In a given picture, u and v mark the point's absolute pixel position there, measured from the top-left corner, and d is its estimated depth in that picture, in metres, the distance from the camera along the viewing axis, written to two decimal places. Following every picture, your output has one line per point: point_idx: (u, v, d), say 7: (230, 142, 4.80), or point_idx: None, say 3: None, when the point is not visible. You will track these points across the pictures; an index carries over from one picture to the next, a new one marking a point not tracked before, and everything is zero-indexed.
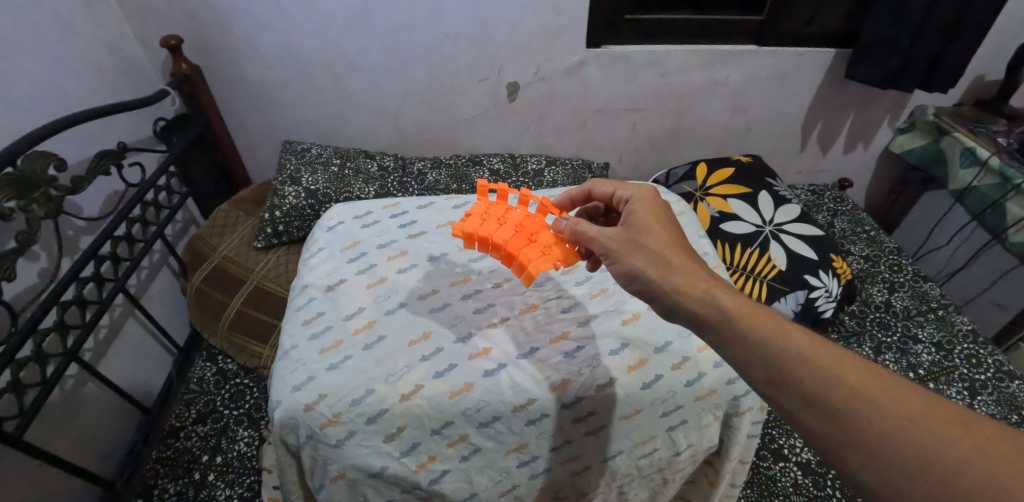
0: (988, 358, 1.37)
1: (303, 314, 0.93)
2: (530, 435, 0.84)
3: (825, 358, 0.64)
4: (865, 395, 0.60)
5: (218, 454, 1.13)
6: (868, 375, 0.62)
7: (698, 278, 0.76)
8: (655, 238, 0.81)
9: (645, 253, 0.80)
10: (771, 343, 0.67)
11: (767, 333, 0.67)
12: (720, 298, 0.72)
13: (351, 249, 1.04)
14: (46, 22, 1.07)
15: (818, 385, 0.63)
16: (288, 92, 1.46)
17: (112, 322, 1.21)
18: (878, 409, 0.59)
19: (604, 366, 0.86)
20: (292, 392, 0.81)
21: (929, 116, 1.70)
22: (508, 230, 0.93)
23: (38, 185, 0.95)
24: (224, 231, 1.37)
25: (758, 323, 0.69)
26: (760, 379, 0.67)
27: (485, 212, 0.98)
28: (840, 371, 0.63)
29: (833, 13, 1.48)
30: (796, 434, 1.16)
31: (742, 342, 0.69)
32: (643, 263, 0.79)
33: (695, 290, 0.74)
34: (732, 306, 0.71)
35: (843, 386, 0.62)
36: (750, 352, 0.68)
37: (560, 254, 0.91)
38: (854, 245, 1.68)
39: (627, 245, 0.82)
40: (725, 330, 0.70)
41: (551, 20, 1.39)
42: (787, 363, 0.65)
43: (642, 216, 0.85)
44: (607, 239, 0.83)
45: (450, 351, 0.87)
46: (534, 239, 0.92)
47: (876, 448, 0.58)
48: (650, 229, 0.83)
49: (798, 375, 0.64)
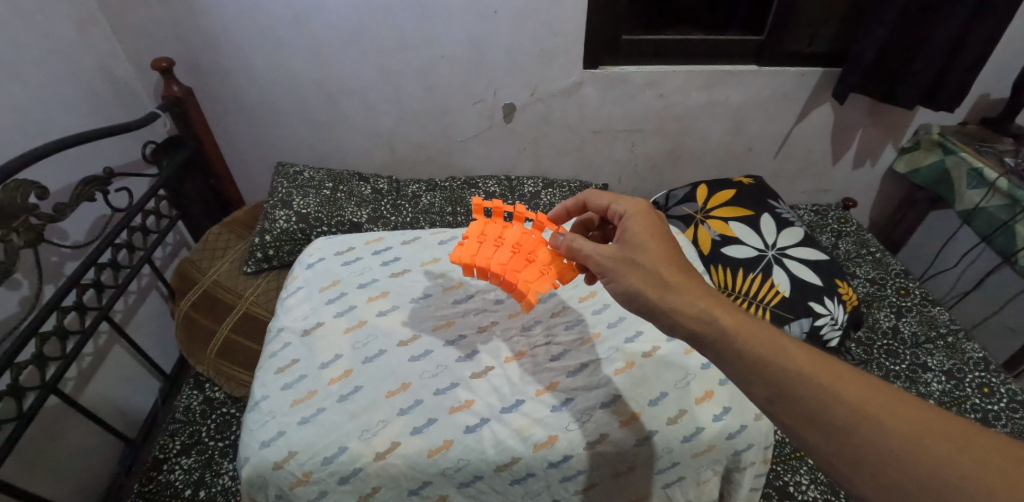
0: (1000, 388, 1.31)
1: (276, 362, 0.90)
2: (516, 494, 0.80)
3: (824, 375, 0.60)
4: (866, 413, 0.56)
5: (201, 489, 1.09)
6: (869, 392, 0.57)
7: (696, 297, 0.71)
8: (650, 256, 0.77)
9: (642, 272, 0.75)
10: (769, 362, 0.62)
11: (764, 352, 0.63)
12: (717, 316, 0.68)
13: (330, 288, 1.02)
14: (32, 44, 1.04)
15: (818, 403, 0.58)
16: (281, 113, 1.44)
17: (96, 351, 1.18)
18: (879, 427, 0.55)
19: (595, 420, 0.82)
20: (260, 448, 0.78)
21: (934, 135, 1.66)
22: (504, 253, 0.91)
23: (15, 214, 0.92)
24: (214, 255, 1.34)
25: (759, 344, 0.64)
26: (761, 397, 0.62)
27: (482, 233, 0.95)
28: (839, 388, 0.58)
29: (837, 33, 1.46)
30: (801, 471, 1.11)
31: (740, 361, 0.64)
32: (642, 283, 0.74)
33: (692, 310, 0.70)
34: (730, 324, 0.67)
35: (844, 405, 0.57)
36: (747, 373, 0.63)
37: (558, 271, 0.89)
38: (859, 268, 1.64)
39: (624, 265, 0.77)
40: (724, 349, 0.66)
41: (547, 41, 1.37)
42: (788, 380, 0.60)
43: (639, 232, 0.80)
44: (604, 257, 0.78)
45: (429, 404, 0.83)
46: (532, 258, 0.90)
47: (880, 465, 0.54)
48: (646, 247, 0.78)
49: (799, 395, 0.59)
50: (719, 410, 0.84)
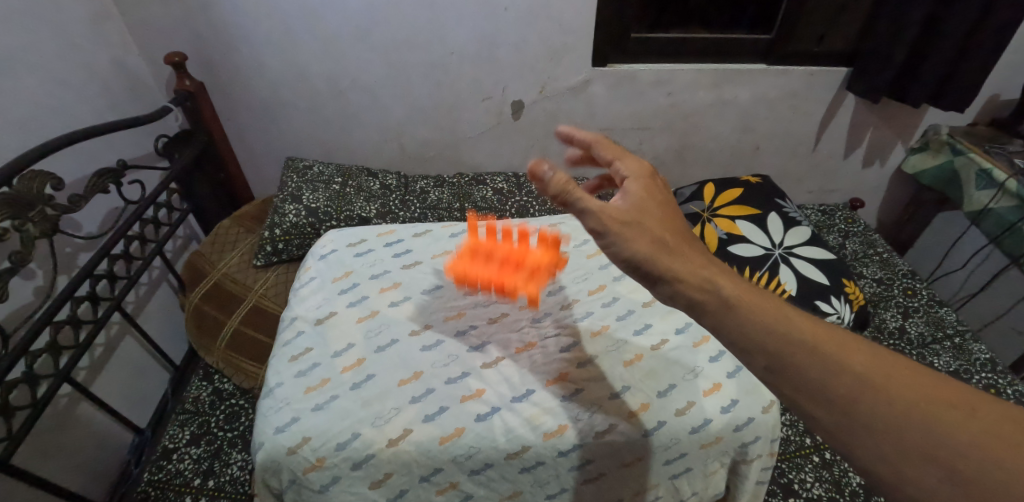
0: (1007, 389, 1.31)
1: (289, 350, 0.91)
2: (525, 482, 0.81)
3: (826, 341, 0.54)
4: (872, 382, 0.51)
5: (210, 478, 1.10)
6: (875, 361, 0.52)
7: (697, 263, 0.65)
8: (655, 224, 0.71)
9: (649, 239, 0.68)
10: (770, 327, 0.56)
11: (763, 317, 0.57)
12: (720, 285, 0.61)
13: (342, 279, 1.03)
14: (49, 38, 1.06)
15: (822, 371, 0.53)
16: (292, 109, 1.46)
17: (108, 341, 1.19)
18: (883, 395, 0.50)
19: (604, 411, 0.82)
20: (275, 434, 0.79)
21: (942, 136, 1.65)
22: (493, 266, 1.06)
23: (33, 205, 0.94)
24: (224, 249, 1.35)
25: (765, 312, 0.57)
26: (760, 365, 0.56)
27: (472, 247, 1.11)
28: (840, 354, 0.53)
29: (845, 33, 1.45)
30: (807, 469, 1.12)
31: (736, 327, 0.58)
32: (647, 250, 0.67)
33: (693, 278, 0.63)
34: (730, 291, 0.60)
35: (846, 372, 0.52)
36: (742, 336, 0.57)
37: (544, 278, 1.05)
38: (866, 268, 1.63)
39: (629, 228, 0.69)
40: (721, 315, 0.59)
41: (556, 39, 1.38)
42: (786, 346, 0.54)
43: (643, 196, 0.74)
44: (610, 215, 0.70)
45: (441, 393, 0.84)
46: (520, 268, 1.06)
47: (882, 435, 0.49)
48: (651, 215, 0.72)
49: (800, 363, 0.54)
50: (727, 402, 0.85)
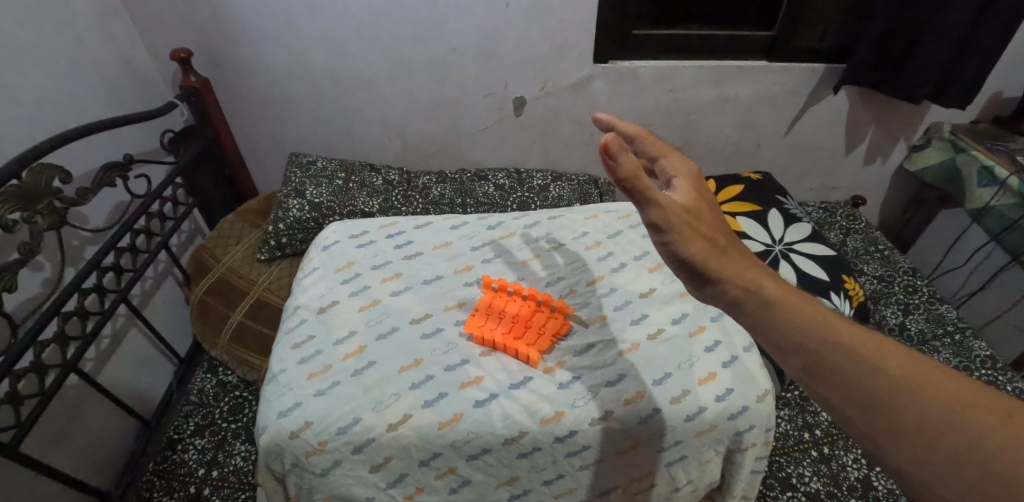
0: (1007, 386, 1.31)
1: (292, 337, 0.92)
2: (522, 468, 0.82)
3: (860, 342, 0.50)
4: (907, 381, 0.47)
5: (214, 468, 1.11)
6: (911, 361, 0.48)
7: (743, 266, 0.59)
8: (707, 222, 0.62)
9: (703, 238, 0.60)
10: (807, 327, 0.53)
11: (801, 319, 0.53)
12: (762, 285, 0.57)
13: (345, 269, 1.04)
14: (57, 33, 1.08)
15: (854, 367, 0.49)
16: (295, 105, 1.47)
17: (114, 333, 1.21)
18: (918, 396, 0.46)
19: (600, 398, 0.84)
20: (278, 418, 0.80)
21: (945, 134, 1.66)
22: (505, 322, 0.93)
23: (42, 197, 0.95)
24: (228, 242, 1.36)
25: (801, 311, 0.54)
26: (795, 365, 0.52)
27: (487, 304, 0.97)
28: (874, 354, 0.49)
29: (846, 30, 1.46)
30: (805, 463, 1.12)
31: (772, 327, 0.54)
32: (702, 251, 0.60)
33: (738, 278, 0.58)
34: (772, 293, 0.56)
35: (880, 372, 0.48)
36: (778, 336, 0.54)
37: (555, 327, 0.93)
38: (867, 265, 1.64)
39: (688, 228, 0.60)
40: (758, 316, 0.56)
41: (557, 35, 1.38)
42: (821, 345, 0.51)
43: (697, 191, 0.63)
44: (672, 215, 0.59)
45: (441, 380, 0.85)
46: (532, 325, 0.93)
47: (918, 437, 0.45)
48: (705, 214, 0.62)
49: (831, 359, 0.50)
50: (722, 391, 0.86)
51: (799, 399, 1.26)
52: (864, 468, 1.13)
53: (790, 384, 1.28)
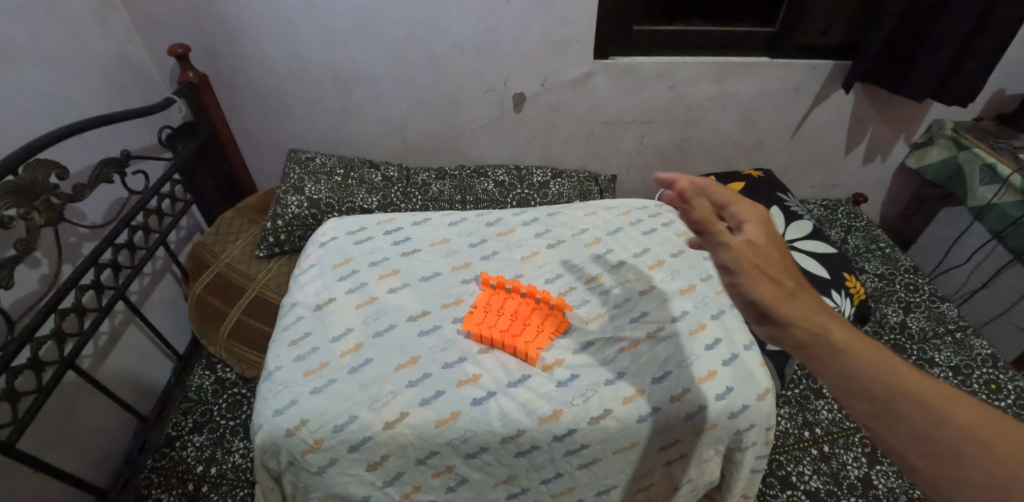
0: (1008, 385, 1.30)
1: (289, 334, 0.92)
2: (520, 467, 0.82)
3: (935, 394, 0.48)
4: (978, 432, 0.45)
5: (213, 465, 1.11)
6: (986, 415, 0.46)
7: (808, 307, 0.58)
8: (778, 266, 0.62)
9: (771, 280, 0.60)
10: (875, 375, 0.50)
11: (869, 366, 0.51)
12: (831, 329, 0.55)
13: (342, 266, 1.04)
14: (54, 29, 1.07)
15: (925, 420, 0.46)
16: (294, 101, 1.46)
17: (112, 329, 1.21)
18: (999, 456, 0.43)
19: (598, 396, 0.83)
20: (273, 416, 0.80)
21: (947, 131, 1.65)
22: (504, 320, 0.92)
23: (38, 193, 0.95)
24: (227, 239, 1.36)
25: (869, 357, 0.52)
26: (859, 410, 0.50)
27: (486, 302, 0.96)
28: (949, 408, 0.46)
29: (849, 26, 1.44)
30: (805, 461, 1.12)
31: (837, 370, 0.52)
32: (770, 294, 0.59)
33: (804, 320, 0.56)
34: (840, 336, 0.54)
35: (955, 427, 0.45)
36: (844, 379, 0.52)
37: (554, 326, 0.93)
38: (868, 263, 1.63)
39: (757, 270, 0.60)
40: (822, 358, 0.54)
41: (558, 31, 1.37)
42: (889, 394, 0.49)
43: (766, 233, 0.64)
44: (740, 257, 0.61)
45: (438, 378, 0.84)
46: (531, 323, 0.92)
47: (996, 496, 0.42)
48: (774, 257, 0.62)
49: (900, 409, 0.48)
50: (722, 389, 0.85)
51: (800, 397, 1.25)
52: (864, 467, 1.13)
53: (790, 382, 1.28)
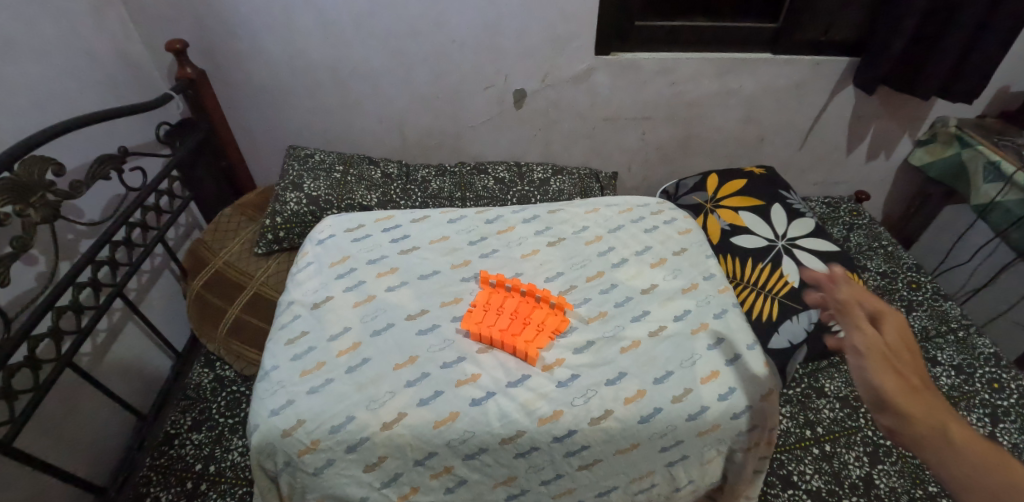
0: (1011, 384, 1.30)
1: (286, 333, 0.91)
2: (519, 468, 0.81)
3: None
4: None
5: (211, 463, 1.10)
6: None
7: (928, 404, 0.62)
8: (907, 365, 0.67)
9: (898, 375, 0.65)
10: (998, 482, 0.54)
11: (988, 469, 0.55)
12: (950, 428, 0.59)
13: (340, 264, 1.03)
14: (50, 24, 1.06)
15: None
16: (293, 97, 1.45)
17: (110, 327, 1.20)
18: None
19: (599, 396, 0.82)
20: (270, 416, 0.79)
21: (951, 128, 1.63)
22: (504, 318, 0.92)
23: (34, 190, 0.94)
24: (225, 236, 1.35)
25: (992, 461, 0.56)
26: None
27: (487, 301, 0.95)
28: None
29: (853, 21, 1.43)
30: (807, 460, 1.11)
31: (958, 471, 0.56)
32: (896, 386, 0.64)
33: (928, 418, 0.61)
34: (958, 435, 0.58)
35: None
36: (963, 479, 0.56)
37: (554, 325, 0.92)
38: (871, 261, 1.62)
39: (889, 362, 0.66)
40: (942, 454, 0.58)
41: (559, 26, 1.36)
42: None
43: (898, 333, 0.70)
44: (874, 345, 0.68)
45: (436, 378, 0.84)
46: (530, 321, 0.91)
47: None
48: (902, 357, 0.67)
49: None
50: (725, 390, 0.84)
51: (801, 396, 1.24)
52: (867, 466, 1.12)
53: (792, 381, 1.27)
